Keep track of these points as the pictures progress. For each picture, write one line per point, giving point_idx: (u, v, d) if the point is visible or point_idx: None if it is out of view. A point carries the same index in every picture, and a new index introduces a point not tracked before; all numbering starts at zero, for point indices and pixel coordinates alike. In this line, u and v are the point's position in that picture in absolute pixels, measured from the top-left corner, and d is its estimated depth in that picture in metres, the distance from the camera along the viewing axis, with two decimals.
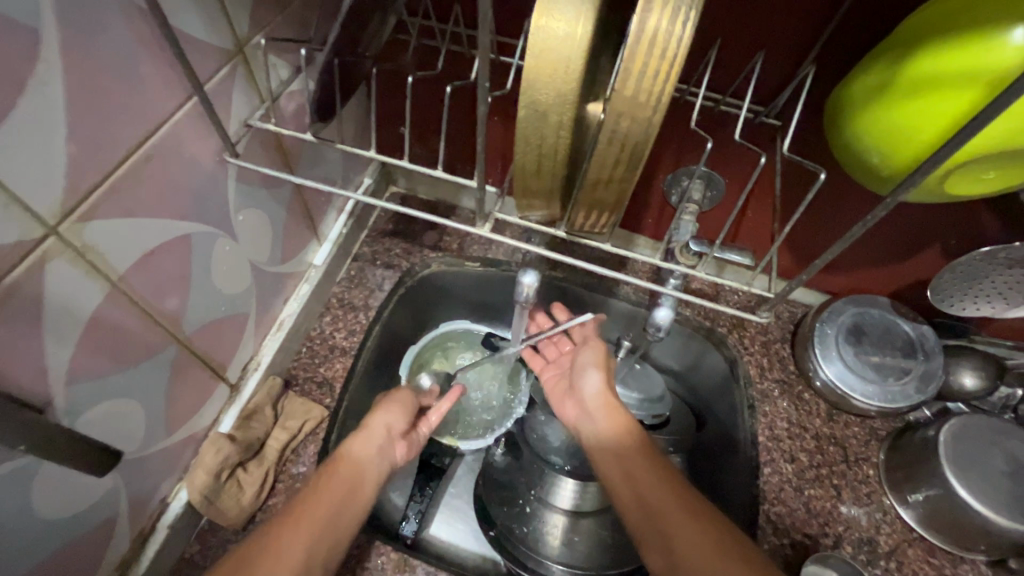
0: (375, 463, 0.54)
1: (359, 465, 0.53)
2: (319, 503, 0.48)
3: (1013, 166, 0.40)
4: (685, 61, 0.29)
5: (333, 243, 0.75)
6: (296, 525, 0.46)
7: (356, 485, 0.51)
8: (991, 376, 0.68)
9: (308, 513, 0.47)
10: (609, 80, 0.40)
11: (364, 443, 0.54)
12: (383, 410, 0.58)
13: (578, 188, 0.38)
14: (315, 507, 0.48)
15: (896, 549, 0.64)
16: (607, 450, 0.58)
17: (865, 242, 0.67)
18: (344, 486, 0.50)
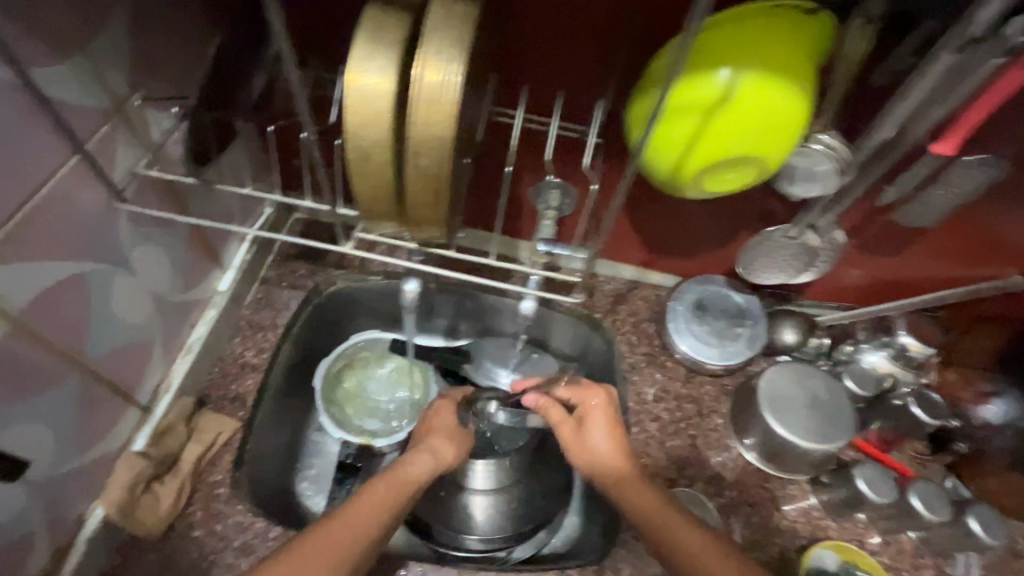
0: (423, 480, 0.66)
1: (413, 477, 0.64)
2: (366, 506, 0.58)
3: (742, 165, 0.53)
4: (458, 107, 0.40)
5: (236, 270, 0.81)
6: (345, 521, 0.55)
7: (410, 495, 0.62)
8: (803, 330, 0.84)
9: (356, 513, 0.57)
10: None
11: (420, 464, 0.66)
12: (446, 435, 0.73)
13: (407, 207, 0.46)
14: (363, 507, 0.57)
15: (738, 480, 0.78)
16: (614, 485, 0.64)
17: (696, 230, 0.82)
18: (394, 493, 0.61)
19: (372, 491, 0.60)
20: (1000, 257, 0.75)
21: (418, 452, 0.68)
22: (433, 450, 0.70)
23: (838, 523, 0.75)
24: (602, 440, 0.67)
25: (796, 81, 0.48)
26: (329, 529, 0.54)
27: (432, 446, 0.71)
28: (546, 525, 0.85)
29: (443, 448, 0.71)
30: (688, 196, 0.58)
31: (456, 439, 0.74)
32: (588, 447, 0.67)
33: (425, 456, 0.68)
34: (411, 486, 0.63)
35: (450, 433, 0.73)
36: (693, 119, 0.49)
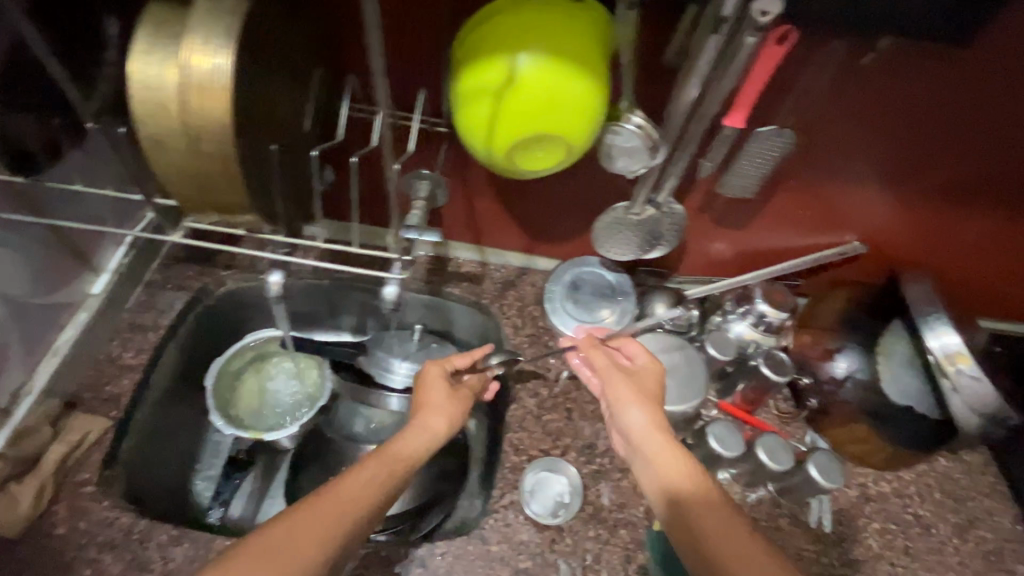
0: (419, 455, 0.65)
1: (410, 456, 0.64)
2: (356, 489, 0.56)
3: (549, 144, 0.58)
4: (232, 91, 0.43)
5: (112, 272, 0.82)
6: (330, 503, 0.54)
7: (404, 474, 0.61)
8: (671, 302, 0.90)
9: (346, 490, 0.56)
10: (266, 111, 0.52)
11: (417, 438, 0.66)
12: (443, 410, 0.70)
13: (211, 193, 0.49)
14: (352, 487, 0.56)
15: (610, 448, 0.81)
16: (669, 492, 0.60)
17: (564, 212, 0.86)
18: (385, 476, 0.60)
19: (363, 465, 0.59)
20: (834, 225, 0.83)
21: (416, 431, 0.66)
22: (428, 428, 0.68)
23: None
24: (633, 401, 0.67)
25: (581, 67, 0.53)
26: (314, 508, 0.53)
27: (427, 422, 0.68)
28: (439, 505, 0.87)
29: (438, 424, 0.69)
30: (513, 175, 0.62)
31: (454, 408, 0.71)
32: (625, 409, 0.67)
33: (421, 432, 0.67)
34: (406, 463, 0.62)
35: (447, 406, 0.71)
36: (490, 99, 0.54)
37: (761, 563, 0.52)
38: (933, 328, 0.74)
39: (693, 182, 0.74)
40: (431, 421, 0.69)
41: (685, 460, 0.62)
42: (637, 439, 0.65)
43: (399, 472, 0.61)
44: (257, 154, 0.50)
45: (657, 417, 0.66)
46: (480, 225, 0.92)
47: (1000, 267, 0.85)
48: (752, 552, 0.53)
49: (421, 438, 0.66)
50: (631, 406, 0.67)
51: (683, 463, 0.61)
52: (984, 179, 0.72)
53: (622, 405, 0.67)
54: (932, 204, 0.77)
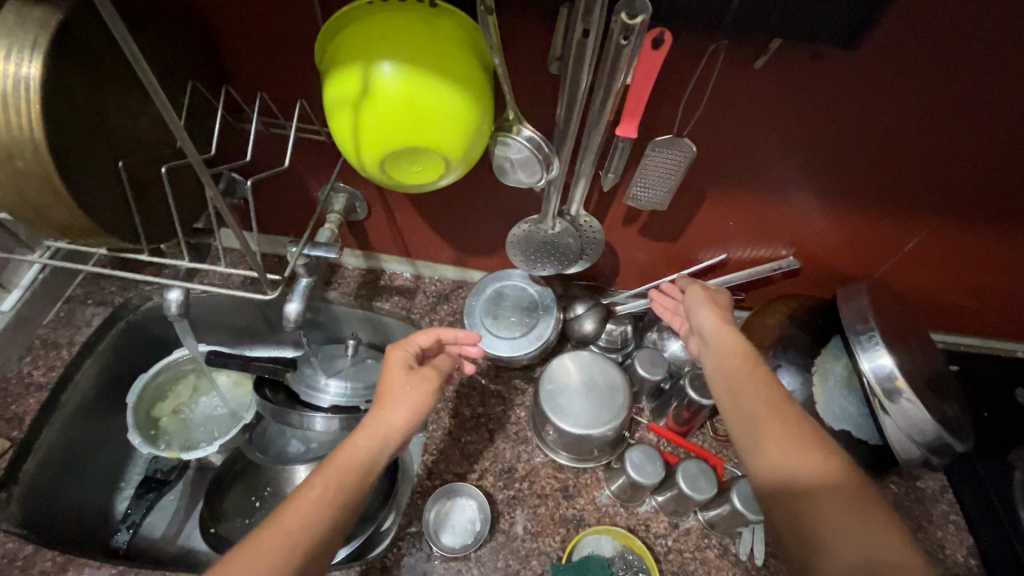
0: (377, 458, 0.59)
1: (361, 462, 0.58)
2: (301, 515, 0.53)
3: (423, 159, 0.55)
4: (39, 110, 0.41)
5: (24, 289, 0.81)
6: (279, 530, 0.52)
7: (359, 482, 0.57)
8: (596, 317, 0.86)
9: (289, 520, 0.52)
10: (120, 133, 0.50)
11: (368, 441, 0.59)
12: (400, 401, 0.62)
13: (42, 217, 0.46)
14: (296, 515, 0.53)
15: (530, 472, 0.78)
16: (728, 384, 0.61)
17: (485, 225, 0.84)
18: (339, 489, 0.55)
19: (331, 467, 0.57)
20: (768, 236, 0.80)
21: (370, 429, 0.60)
22: (385, 423, 0.61)
23: (627, 509, 0.75)
24: (705, 303, 0.70)
25: (444, 79, 0.50)
26: (273, 533, 0.52)
27: (385, 415, 0.61)
28: None
29: (399, 417, 0.62)
30: (398, 189, 0.59)
31: (417, 395, 0.63)
32: (703, 319, 0.69)
33: (375, 432, 0.60)
34: (360, 469, 0.57)
35: (406, 395, 0.63)
36: (350, 114, 0.51)
37: (804, 438, 0.55)
38: (866, 349, 0.69)
39: (603, 194, 0.71)
40: (392, 415, 0.62)
41: (762, 371, 0.62)
42: (709, 333, 0.67)
43: (355, 479, 0.57)
44: (95, 172, 0.48)
45: (725, 317, 0.69)
46: (407, 239, 0.89)
47: (953, 277, 0.80)
48: (799, 428, 0.56)
49: (374, 437, 0.59)
50: (703, 307, 0.70)
51: (760, 373, 0.62)
52: (919, 188, 0.68)
53: (697, 308, 0.71)
54: (867, 214, 0.73)
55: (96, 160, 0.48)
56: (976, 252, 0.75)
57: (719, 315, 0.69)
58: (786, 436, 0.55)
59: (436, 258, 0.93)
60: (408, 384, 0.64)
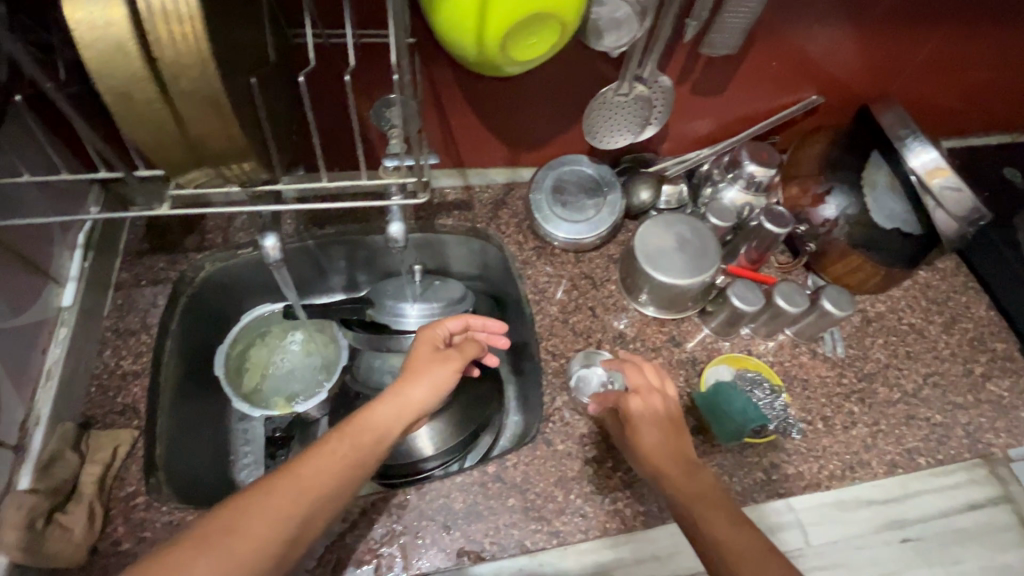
0: (390, 427, 0.63)
1: (376, 426, 0.62)
2: (320, 467, 0.56)
3: (543, 28, 0.54)
4: (201, 15, 0.37)
5: (78, 280, 0.74)
6: (293, 480, 0.54)
7: (370, 447, 0.60)
8: (655, 185, 0.90)
9: (302, 474, 0.55)
10: (239, 42, 0.45)
11: (388, 410, 0.63)
12: (422, 376, 0.67)
13: (203, 147, 0.44)
14: (310, 469, 0.55)
15: (639, 332, 0.85)
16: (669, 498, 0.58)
17: (541, 114, 0.84)
18: (356, 449, 0.59)
19: (345, 430, 0.60)
20: (799, 77, 0.85)
21: (393, 397, 0.64)
22: (405, 396, 0.65)
23: (728, 340, 0.85)
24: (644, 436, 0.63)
25: None
26: (285, 480, 0.54)
27: (408, 390, 0.66)
28: (490, 428, 0.93)
29: (419, 394, 0.66)
30: (505, 71, 0.58)
31: (437, 376, 0.68)
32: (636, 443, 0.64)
33: (394, 404, 0.64)
34: (375, 435, 0.61)
35: (429, 371, 0.68)
36: None
37: (754, 545, 0.50)
38: (912, 149, 0.78)
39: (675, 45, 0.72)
40: (415, 394, 0.66)
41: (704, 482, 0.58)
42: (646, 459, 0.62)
43: (369, 443, 0.60)
44: (236, 92, 0.45)
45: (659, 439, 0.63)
46: (459, 148, 0.88)
47: (953, 83, 0.89)
48: (753, 543, 0.51)
49: (393, 409, 0.64)
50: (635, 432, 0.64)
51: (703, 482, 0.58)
52: (927, 2, 0.76)
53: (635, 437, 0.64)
54: (886, 35, 0.80)
55: (233, 75, 0.44)
56: (972, 52, 0.85)
57: (664, 445, 0.62)
58: (724, 519, 0.53)
59: (488, 163, 0.94)
60: (424, 363, 0.69)
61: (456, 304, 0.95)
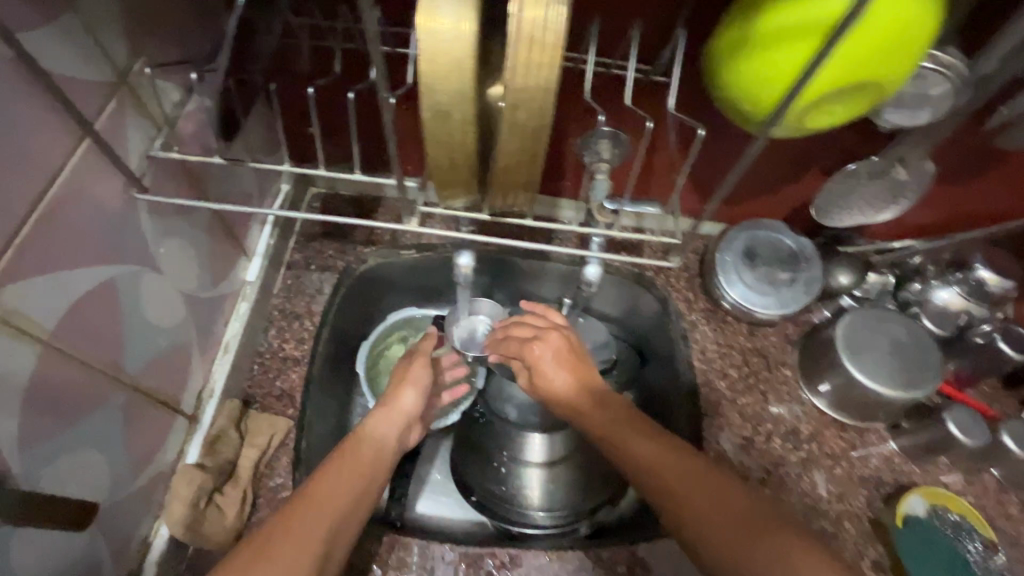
0: (389, 438, 0.63)
1: (371, 447, 0.61)
2: (333, 487, 0.53)
3: (857, 95, 0.46)
4: (564, 44, 0.32)
5: (262, 257, 0.75)
6: (310, 507, 0.50)
7: (373, 460, 0.59)
8: (860, 270, 0.79)
9: (315, 491, 0.52)
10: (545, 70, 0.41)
11: (384, 420, 0.64)
12: (408, 385, 0.68)
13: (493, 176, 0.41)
14: (323, 488, 0.53)
15: (816, 432, 0.75)
16: (659, 499, 0.53)
17: (759, 172, 0.74)
18: (358, 468, 0.57)
19: (344, 453, 0.58)
20: None
21: (387, 412, 0.65)
22: (399, 408, 0.66)
23: (920, 466, 0.74)
24: (555, 368, 0.69)
25: None
26: (300, 510, 0.50)
27: (396, 401, 0.66)
28: (614, 497, 0.82)
29: (410, 402, 0.67)
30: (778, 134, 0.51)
31: (418, 379, 0.69)
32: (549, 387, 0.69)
33: (387, 416, 0.65)
34: (376, 446, 0.61)
35: (414, 379, 0.68)
36: (798, 44, 0.43)
37: (773, 522, 0.47)
38: None
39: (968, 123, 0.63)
40: (403, 399, 0.67)
41: (688, 462, 0.54)
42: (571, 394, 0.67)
43: (369, 457, 0.59)
44: None
45: (577, 379, 0.68)
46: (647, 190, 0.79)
47: None
48: (703, 483, 0.52)
49: (389, 425, 0.64)
50: (554, 371, 0.69)
51: (688, 466, 0.53)
52: None
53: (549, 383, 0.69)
54: None
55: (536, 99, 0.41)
56: None
57: (577, 386, 0.68)
58: (729, 507, 0.49)
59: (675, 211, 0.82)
60: (401, 377, 0.69)
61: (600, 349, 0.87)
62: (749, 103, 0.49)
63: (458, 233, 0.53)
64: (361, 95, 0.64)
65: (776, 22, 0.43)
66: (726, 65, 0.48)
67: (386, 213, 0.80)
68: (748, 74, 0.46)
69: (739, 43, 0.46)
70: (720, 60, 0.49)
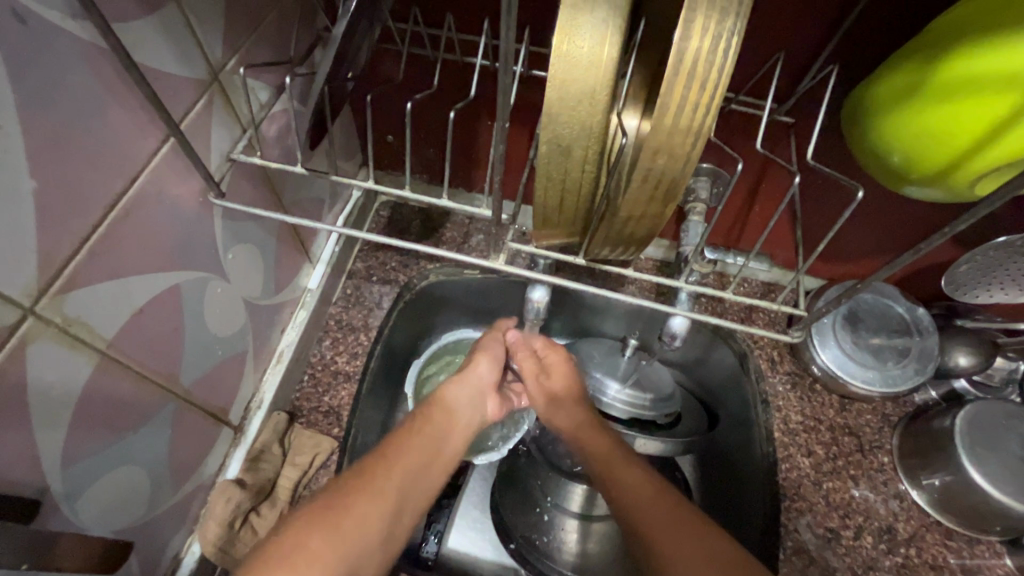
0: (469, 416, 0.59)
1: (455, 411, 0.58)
2: (403, 456, 0.48)
3: None
4: (729, 85, 0.27)
5: (326, 264, 0.71)
6: (379, 473, 0.46)
7: (444, 440, 0.53)
8: (985, 354, 0.68)
9: (392, 464, 0.47)
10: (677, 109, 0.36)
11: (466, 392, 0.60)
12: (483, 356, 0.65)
13: (606, 224, 0.35)
14: (404, 461, 0.48)
15: (915, 535, 0.65)
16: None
17: (880, 234, 0.64)
18: (431, 442, 0.52)
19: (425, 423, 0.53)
20: None
21: (465, 381, 0.61)
22: (475, 377, 0.62)
23: None
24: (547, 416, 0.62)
25: None
26: (369, 477, 0.45)
27: (471, 367, 0.63)
28: None
29: (484, 373, 0.64)
30: (919, 193, 0.45)
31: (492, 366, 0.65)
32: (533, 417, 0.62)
33: (466, 390, 0.61)
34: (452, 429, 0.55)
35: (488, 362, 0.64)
36: (985, 103, 0.36)
37: None
38: None
39: None
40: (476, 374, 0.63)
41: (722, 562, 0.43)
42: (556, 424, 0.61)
43: (440, 436, 0.53)
44: None
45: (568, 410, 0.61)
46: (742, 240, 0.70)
47: None
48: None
49: (466, 393, 0.60)
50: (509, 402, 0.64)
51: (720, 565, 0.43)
52: None
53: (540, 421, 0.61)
54: None
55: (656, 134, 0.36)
56: None
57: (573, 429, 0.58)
58: None
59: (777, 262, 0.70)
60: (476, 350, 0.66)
61: (667, 401, 0.73)
62: (903, 156, 0.42)
63: (542, 274, 0.48)
64: (446, 108, 0.60)
65: (1001, 76, 0.34)
66: (906, 103, 0.39)
67: (455, 229, 0.76)
68: (929, 126, 0.38)
69: (938, 84, 0.37)
70: (892, 96, 0.40)
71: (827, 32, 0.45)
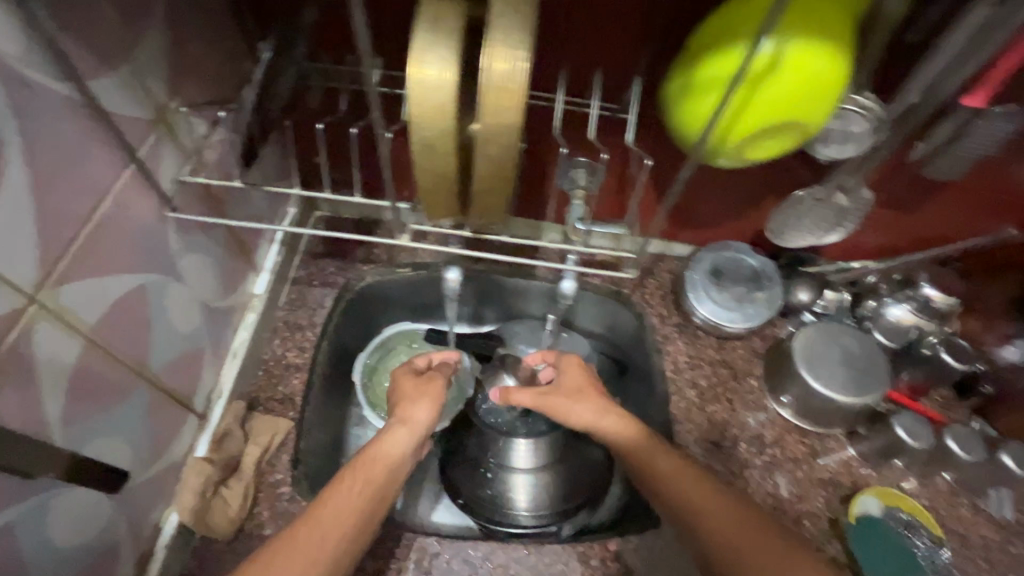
0: (404, 452, 0.60)
1: (390, 458, 0.59)
2: (336, 508, 0.53)
3: (784, 134, 0.55)
4: (526, 90, 0.40)
5: (270, 271, 0.81)
6: (310, 528, 0.51)
7: (383, 478, 0.57)
8: (817, 287, 0.87)
9: (324, 515, 0.52)
10: None
11: (403, 437, 0.60)
12: (423, 400, 0.64)
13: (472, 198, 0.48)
14: (334, 509, 0.53)
15: (778, 438, 0.81)
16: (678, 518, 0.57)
17: (720, 199, 0.82)
18: (368, 484, 0.56)
19: (364, 468, 0.57)
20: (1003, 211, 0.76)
21: (403, 428, 0.61)
22: (414, 423, 0.62)
23: (876, 471, 0.79)
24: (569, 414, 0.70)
25: (832, 43, 0.49)
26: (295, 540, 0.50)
27: (409, 415, 0.62)
28: (591, 499, 0.86)
29: (422, 418, 0.63)
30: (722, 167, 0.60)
31: (432, 391, 0.65)
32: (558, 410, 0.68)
33: (402, 431, 0.61)
34: (389, 463, 0.59)
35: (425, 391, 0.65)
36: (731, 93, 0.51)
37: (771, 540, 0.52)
38: None
39: (896, 164, 0.73)
40: (415, 416, 0.63)
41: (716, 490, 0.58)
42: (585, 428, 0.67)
43: (382, 473, 0.58)
44: None
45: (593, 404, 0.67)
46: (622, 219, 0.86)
47: None
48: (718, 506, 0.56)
49: (402, 440, 0.60)
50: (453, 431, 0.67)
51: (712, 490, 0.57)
52: None
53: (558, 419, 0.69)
54: None
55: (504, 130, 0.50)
56: None
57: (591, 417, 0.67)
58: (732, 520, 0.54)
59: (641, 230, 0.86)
60: (413, 390, 0.65)
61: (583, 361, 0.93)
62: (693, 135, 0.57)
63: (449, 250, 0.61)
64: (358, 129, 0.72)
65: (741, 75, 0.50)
66: (690, 97, 0.53)
67: (383, 233, 0.87)
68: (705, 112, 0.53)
69: (725, 81, 0.51)
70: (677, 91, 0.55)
71: (635, 50, 0.60)
